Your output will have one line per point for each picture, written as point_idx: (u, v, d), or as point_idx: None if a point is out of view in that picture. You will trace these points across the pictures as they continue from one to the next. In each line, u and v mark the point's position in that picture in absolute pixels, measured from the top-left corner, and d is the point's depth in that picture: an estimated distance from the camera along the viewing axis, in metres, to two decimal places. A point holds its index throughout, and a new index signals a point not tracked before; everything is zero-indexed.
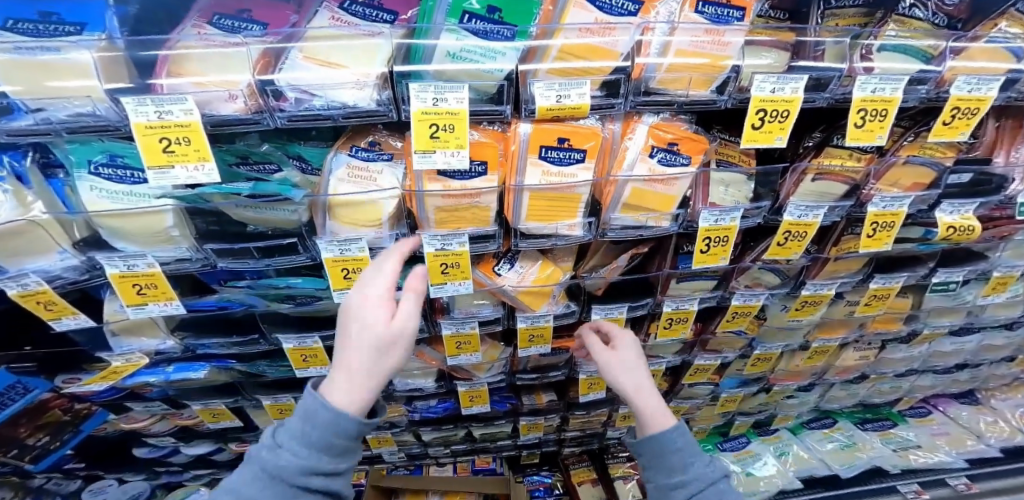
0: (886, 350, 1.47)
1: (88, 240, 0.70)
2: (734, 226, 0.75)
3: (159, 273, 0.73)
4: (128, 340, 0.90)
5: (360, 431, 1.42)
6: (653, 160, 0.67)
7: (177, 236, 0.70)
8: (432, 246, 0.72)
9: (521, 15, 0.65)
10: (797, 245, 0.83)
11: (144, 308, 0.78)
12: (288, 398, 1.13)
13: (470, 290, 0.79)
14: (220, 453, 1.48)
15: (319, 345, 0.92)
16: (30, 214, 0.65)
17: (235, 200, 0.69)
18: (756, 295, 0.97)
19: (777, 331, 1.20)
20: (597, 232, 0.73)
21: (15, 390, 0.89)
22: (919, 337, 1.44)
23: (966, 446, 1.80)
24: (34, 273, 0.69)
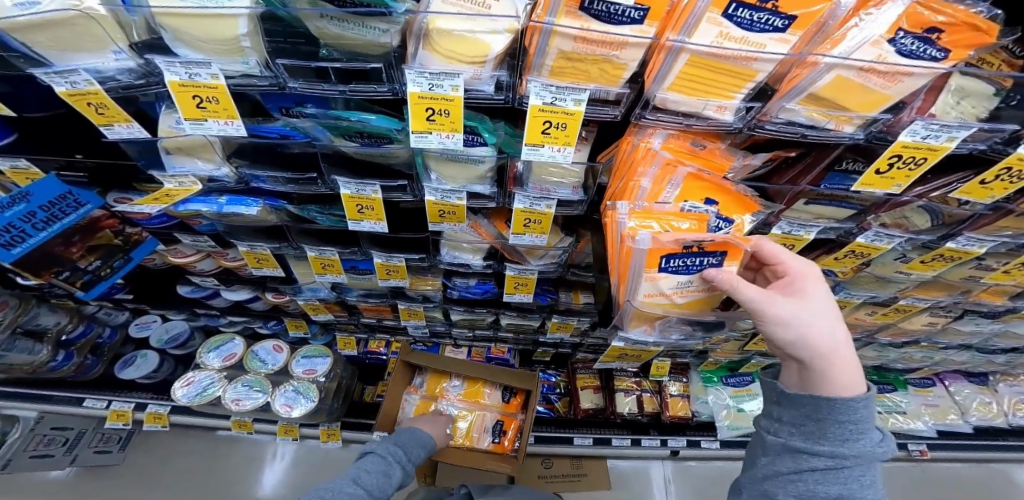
0: (959, 320, 1.39)
1: (148, 43, 0.57)
2: (946, 147, 0.61)
3: (225, 89, 0.61)
4: (181, 162, 0.80)
5: (394, 300, 1.44)
6: (891, 47, 0.50)
7: (247, 48, 0.57)
8: (540, 99, 0.59)
9: None
10: (1003, 187, 0.72)
11: (203, 125, 0.68)
12: (332, 251, 1.11)
13: (567, 159, 0.68)
14: (257, 301, 1.53)
15: (378, 196, 0.83)
16: (83, 5, 0.51)
17: (323, 10, 0.53)
18: (889, 237, 0.87)
19: (871, 280, 1.13)
20: (751, 123, 0.60)
21: (68, 204, 0.84)
22: (1009, 315, 1.35)
23: (945, 418, 1.88)
24: (87, 72, 0.58)
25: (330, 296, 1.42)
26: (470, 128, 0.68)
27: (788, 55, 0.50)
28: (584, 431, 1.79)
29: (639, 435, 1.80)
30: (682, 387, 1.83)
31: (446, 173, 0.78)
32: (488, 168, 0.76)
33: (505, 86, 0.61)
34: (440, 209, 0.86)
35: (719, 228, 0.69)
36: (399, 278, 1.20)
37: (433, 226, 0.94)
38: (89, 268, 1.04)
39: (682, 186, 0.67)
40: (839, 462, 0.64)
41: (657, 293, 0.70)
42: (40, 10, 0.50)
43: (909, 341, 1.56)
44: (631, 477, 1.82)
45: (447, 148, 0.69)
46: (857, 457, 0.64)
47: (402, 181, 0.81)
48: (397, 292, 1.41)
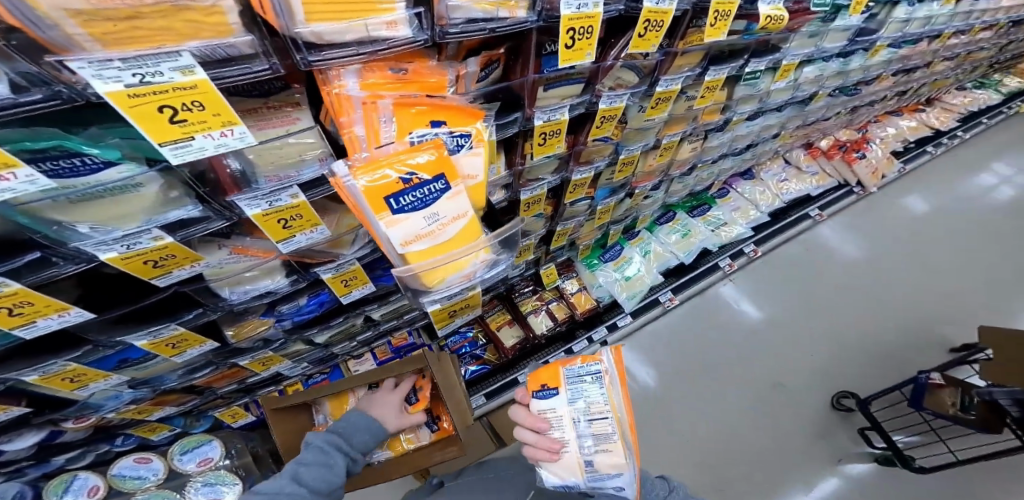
0: (708, 141, 1.64)
1: None
2: (597, 13, 0.68)
3: None
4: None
5: (232, 362, 1.17)
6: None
7: None
8: (118, 82, 0.36)
9: None
10: (654, 36, 0.83)
11: None
12: (62, 363, 0.80)
13: (244, 142, 0.48)
14: (62, 434, 1.15)
15: (17, 287, 0.53)
16: None
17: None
18: (620, 97, 0.99)
19: (636, 133, 1.25)
20: (435, 32, 0.55)
21: None
22: (730, 124, 1.62)
23: (749, 215, 2.33)
24: None
25: (146, 393, 1.14)
26: (54, 151, 0.41)
27: None
28: (524, 365, 1.83)
29: (569, 342, 1.91)
30: (577, 282, 1.95)
31: (100, 217, 0.52)
32: (158, 186, 0.53)
33: (29, 81, 0.35)
34: (151, 258, 0.61)
35: (462, 147, 0.60)
36: (193, 342, 0.96)
37: (162, 280, 0.70)
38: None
39: (396, 120, 0.56)
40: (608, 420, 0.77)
41: (416, 240, 0.57)
42: None
43: (688, 168, 1.82)
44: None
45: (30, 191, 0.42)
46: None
47: (38, 252, 0.52)
48: (227, 353, 1.14)
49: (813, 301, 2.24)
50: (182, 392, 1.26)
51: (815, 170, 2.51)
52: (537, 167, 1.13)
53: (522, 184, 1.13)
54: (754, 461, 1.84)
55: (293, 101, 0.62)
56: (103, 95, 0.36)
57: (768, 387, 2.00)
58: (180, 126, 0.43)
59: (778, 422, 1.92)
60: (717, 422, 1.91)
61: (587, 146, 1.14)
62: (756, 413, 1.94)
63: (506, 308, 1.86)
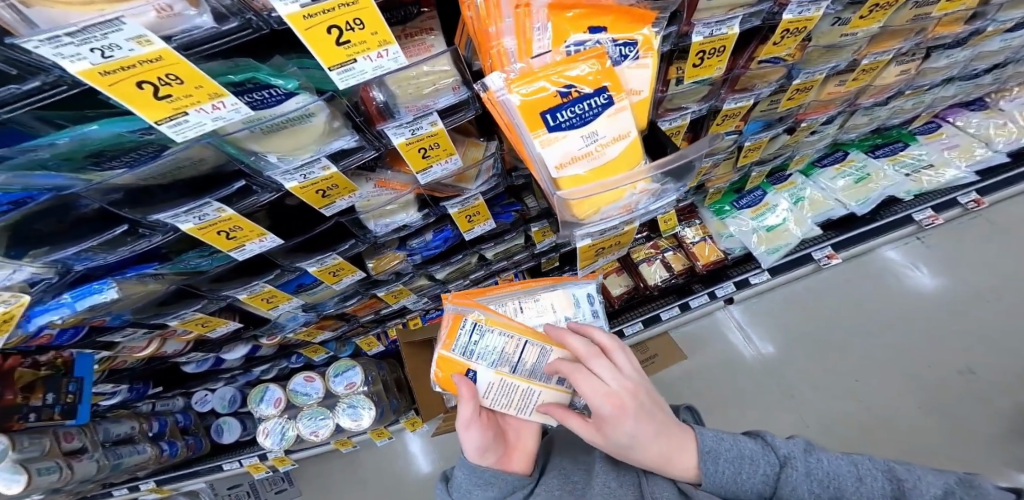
0: (928, 61, 1.26)
1: None
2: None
3: None
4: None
5: (370, 292, 1.31)
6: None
7: None
8: (294, 2, 0.36)
9: None
10: None
11: None
12: (262, 284, 0.96)
13: (397, 64, 0.48)
14: (261, 349, 1.46)
15: (229, 214, 0.60)
16: None
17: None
18: (815, 4, 0.74)
19: (820, 52, 0.95)
20: None
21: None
22: (977, 35, 1.23)
23: (974, 155, 1.76)
24: None
25: (312, 316, 1.33)
26: (249, 84, 0.44)
27: None
28: (630, 317, 1.73)
29: (685, 297, 1.73)
30: (700, 230, 1.68)
31: (283, 147, 0.56)
32: (326, 118, 0.55)
33: (227, 9, 0.37)
34: (321, 188, 0.67)
35: (626, 58, 0.54)
36: (348, 272, 1.08)
37: (330, 210, 0.78)
38: (49, 402, 0.97)
39: (555, 31, 0.51)
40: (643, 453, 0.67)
41: (570, 164, 0.53)
42: None
43: (889, 97, 1.43)
44: (706, 336, 1.76)
45: (230, 120, 0.44)
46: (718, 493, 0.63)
47: (241, 181, 0.58)
48: (368, 283, 1.28)
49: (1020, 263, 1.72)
50: (336, 318, 1.47)
51: None
52: (683, 93, 0.88)
53: (661, 114, 0.89)
54: (916, 449, 1.51)
55: (426, 29, 0.61)
56: (283, 18, 0.38)
57: (953, 372, 1.61)
58: (343, 48, 0.44)
59: (953, 408, 1.56)
60: (866, 401, 1.60)
61: (751, 70, 0.89)
62: (921, 394, 1.59)
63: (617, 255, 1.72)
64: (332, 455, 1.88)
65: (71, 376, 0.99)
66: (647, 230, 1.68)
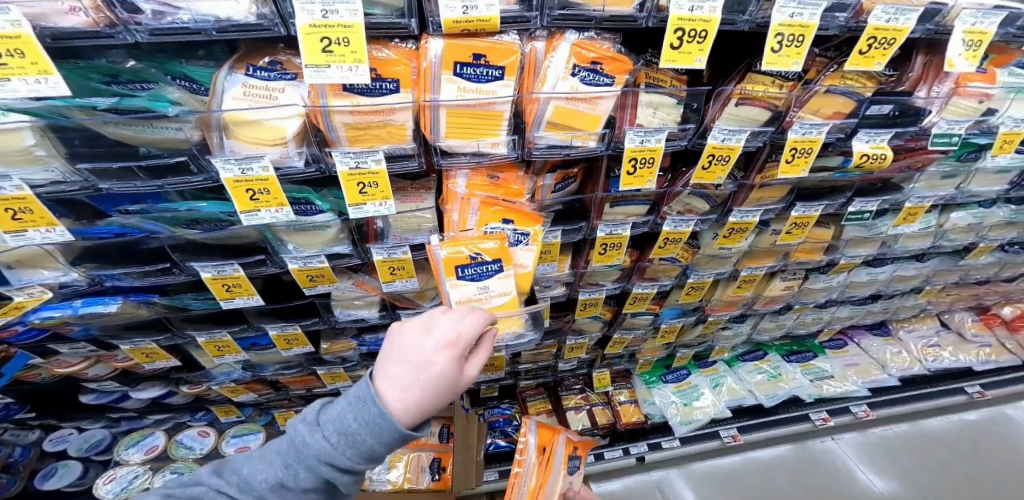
0: (808, 280, 1.60)
1: None
2: (658, 147, 0.77)
3: (33, 197, 0.62)
4: (28, 273, 0.76)
5: (313, 369, 1.41)
6: (575, 79, 0.67)
7: (43, 156, 0.59)
8: (347, 165, 0.67)
9: (505, 51, 0.63)
10: (721, 169, 0.85)
11: (24, 235, 0.67)
12: (225, 333, 1.05)
13: (393, 211, 0.76)
14: (173, 396, 1.43)
15: (241, 273, 0.83)
16: None
17: (102, 116, 0.58)
18: (686, 222, 1.00)
19: (710, 260, 1.28)
20: (522, 151, 0.74)
21: None
22: (836, 267, 1.56)
23: (870, 375, 2.02)
24: None
25: (246, 376, 1.36)
26: (302, 199, 0.74)
27: (514, 95, 0.66)
28: None
29: (601, 449, 1.83)
30: (630, 393, 1.90)
31: (302, 242, 0.82)
32: (339, 231, 0.83)
33: (314, 159, 0.67)
34: (308, 274, 0.89)
35: (521, 242, 0.81)
36: (301, 345, 1.17)
37: (310, 291, 0.96)
38: None
39: (479, 215, 0.80)
40: None
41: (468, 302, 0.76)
42: None
43: (784, 306, 1.75)
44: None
45: (284, 221, 0.73)
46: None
47: (260, 255, 0.82)
48: (313, 360, 1.38)
49: (933, 477, 1.83)
50: (267, 384, 1.50)
51: (986, 341, 2.10)
52: (599, 274, 1.18)
53: (582, 285, 1.18)
54: None
55: (424, 185, 0.86)
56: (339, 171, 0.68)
57: None
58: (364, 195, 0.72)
59: None
60: None
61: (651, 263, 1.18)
62: None
63: (550, 398, 1.88)
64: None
65: None
66: (581, 383, 1.90)
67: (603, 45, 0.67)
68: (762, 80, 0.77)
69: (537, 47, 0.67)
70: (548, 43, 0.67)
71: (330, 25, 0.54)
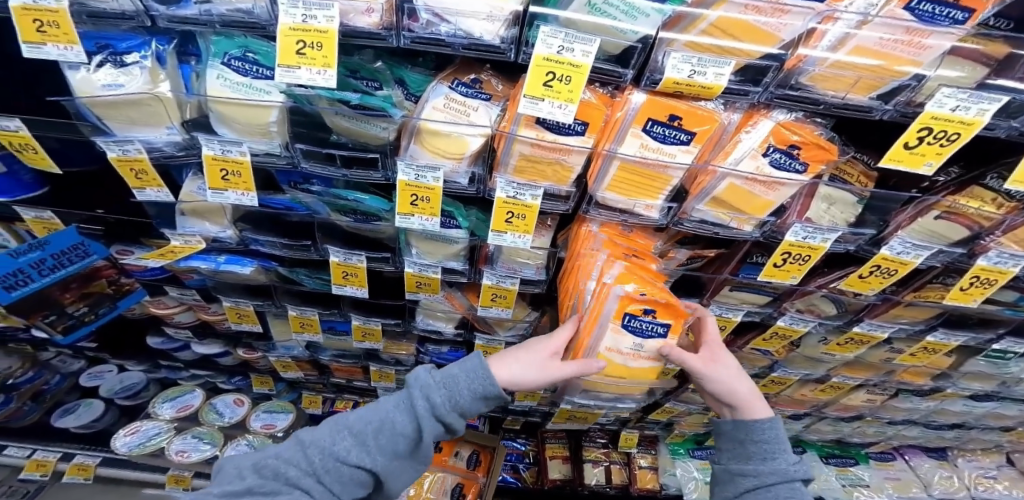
0: (896, 398, 1.47)
1: (197, 122, 0.65)
2: (822, 246, 0.70)
3: (248, 164, 0.68)
4: (193, 222, 0.83)
5: (366, 363, 1.40)
6: (625, 326, 0.71)
7: (274, 132, 0.66)
8: (506, 193, 0.73)
9: (704, 120, 0.58)
10: (879, 281, 0.79)
11: (222, 194, 0.73)
12: (313, 313, 1.08)
13: (526, 245, 0.80)
14: (225, 356, 1.41)
15: (363, 265, 0.89)
16: (157, 91, 0.60)
17: (339, 109, 0.64)
18: (805, 321, 0.93)
19: (804, 359, 1.16)
20: (673, 219, 0.71)
21: (76, 252, 0.87)
22: (935, 393, 1.44)
23: (911, 492, 1.81)
24: (139, 142, 0.65)
25: (304, 355, 1.34)
26: (446, 211, 0.80)
27: (692, 164, 0.61)
28: None
29: None
30: (651, 460, 1.80)
31: (425, 249, 0.88)
32: (463, 247, 0.87)
33: (477, 177, 0.74)
34: (416, 279, 0.94)
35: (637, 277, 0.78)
36: (374, 341, 1.19)
37: (409, 297, 1.00)
38: (75, 313, 1.00)
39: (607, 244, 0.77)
40: (762, 481, 0.74)
41: (617, 353, 0.73)
42: (120, 92, 0.58)
43: (855, 416, 1.62)
44: None
45: (427, 229, 0.79)
46: (773, 475, 0.74)
47: (386, 253, 0.88)
48: (368, 355, 1.38)
49: None
50: (313, 365, 1.48)
51: None
52: None
53: None
54: None
55: (546, 221, 0.87)
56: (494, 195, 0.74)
57: None
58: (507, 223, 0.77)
59: None
60: None
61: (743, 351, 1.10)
62: None
63: (569, 446, 1.80)
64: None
65: (114, 302, 1.05)
66: (606, 437, 1.83)
67: (810, 128, 0.61)
68: (981, 195, 0.68)
69: (734, 118, 0.60)
70: (745, 119, 0.61)
71: (560, 61, 0.54)
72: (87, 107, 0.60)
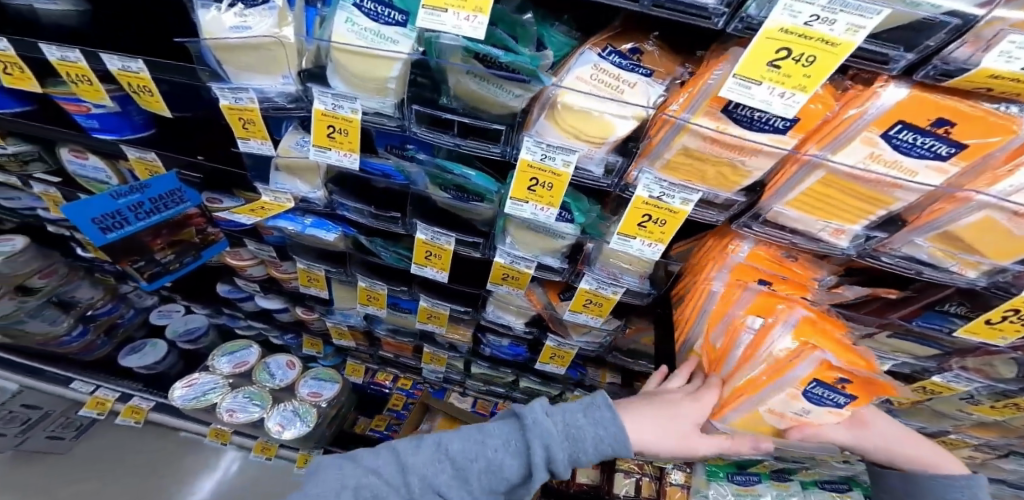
0: (1007, 463, 1.29)
1: (312, 72, 0.55)
2: None
3: (357, 124, 0.58)
4: (285, 179, 0.75)
5: (420, 342, 1.33)
6: (806, 392, 0.58)
7: (393, 89, 0.55)
8: (647, 192, 0.60)
9: (988, 128, 0.40)
10: None
11: (326, 153, 0.64)
12: (383, 287, 1.00)
13: (653, 255, 0.68)
14: (284, 312, 1.36)
15: (450, 247, 0.78)
16: (283, 34, 0.51)
17: (473, 66, 0.52)
18: (968, 381, 0.79)
19: (927, 413, 1.00)
20: (864, 251, 0.56)
21: (172, 198, 0.82)
22: None
23: None
24: (252, 90, 0.57)
25: (360, 325, 1.27)
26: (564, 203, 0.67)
27: (939, 186, 0.46)
28: None
29: None
30: None
31: (521, 241, 0.76)
32: (565, 244, 0.75)
33: (615, 167, 0.60)
34: (504, 272, 0.83)
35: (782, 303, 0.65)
36: (437, 324, 1.10)
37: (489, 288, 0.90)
38: (161, 261, 0.93)
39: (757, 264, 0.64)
40: None
41: (778, 415, 0.61)
42: (246, 34, 0.51)
43: None
44: None
45: (536, 220, 0.68)
46: None
47: (479, 238, 0.77)
48: (424, 335, 1.31)
49: None
50: (366, 337, 1.42)
51: None
52: None
53: None
54: None
55: None
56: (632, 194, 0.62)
57: None
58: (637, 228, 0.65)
59: None
60: None
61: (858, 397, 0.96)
62: None
63: None
64: (178, 442, 1.45)
65: (199, 253, 1.00)
66: None
67: None
68: None
69: None
70: None
71: (803, 33, 0.39)
72: (210, 49, 0.53)
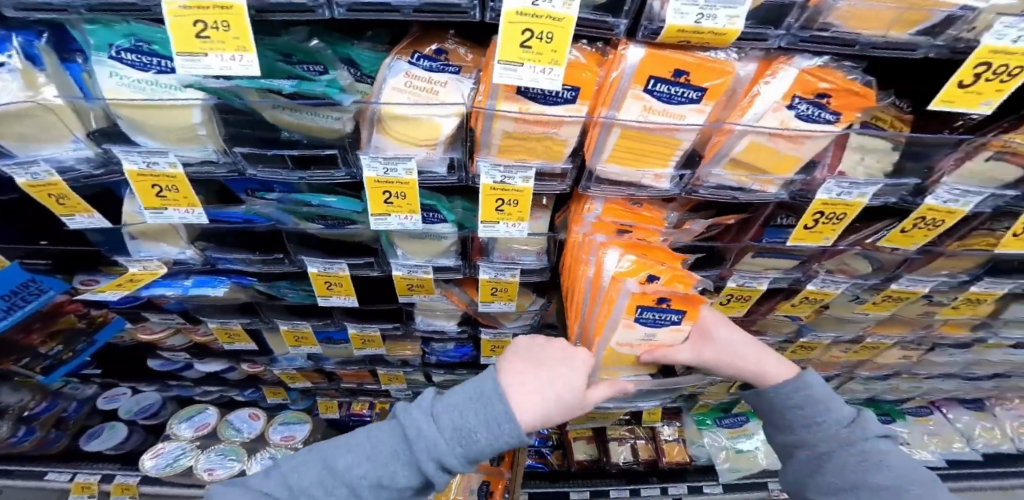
0: (932, 352, 1.39)
1: (105, 131, 0.57)
2: (859, 203, 0.63)
3: (182, 177, 0.62)
4: (147, 245, 0.77)
5: (372, 367, 1.35)
6: (638, 319, 0.61)
7: (203, 136, 0.58)
8: (492, 178, 0.63)
9: (716, 72, 0.48)
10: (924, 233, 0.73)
11: (163, 213, 0.68)
12: (306, 324, 1.02)
13: (522, 232, 0.72)
14: (231, 371, 1.36)
15: (346, 273, 0.82)
16: (41, 98, 0.51)
17: (273, 101, 0.55)
18: (837, 283, 0.87)
19: (833, 320, 1.09)
20: (686, 188, 0.62)
21: (29, 290, 0.80)
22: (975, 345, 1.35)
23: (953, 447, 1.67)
24: (46, 162, 0.58)
25: (308, 365, 1.28)
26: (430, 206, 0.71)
27: (704, 124, 0.53)
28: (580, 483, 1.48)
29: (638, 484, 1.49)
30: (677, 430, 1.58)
31: (411, 249, 0.79)
32: (451, 243, 0.79)
33: (456, 164, 0.64)
34: (409, 281, 0.87)
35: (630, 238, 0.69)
36: (375, 347, 1.13)
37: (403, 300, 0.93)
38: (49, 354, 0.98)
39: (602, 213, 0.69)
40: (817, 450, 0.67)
41: (626, 346, 0.65)
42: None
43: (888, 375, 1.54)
44: None
45: (407, 228, 0.71)
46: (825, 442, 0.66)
47: (368, 257, 0.80)
48: (373, 359, 1.32)
49: None
50: (321, 374, 1.43)
51: None
52: None
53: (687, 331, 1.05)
54: None
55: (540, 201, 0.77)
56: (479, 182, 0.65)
57: None
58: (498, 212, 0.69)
59: None
60: None
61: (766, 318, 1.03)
62: None
63: None
64: None
65: (91, 337, 1.01)
66: None
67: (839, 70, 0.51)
68: None
69: (750, 68, 0.50)
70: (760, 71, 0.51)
71: (536, 14, 0.44)
72: None
